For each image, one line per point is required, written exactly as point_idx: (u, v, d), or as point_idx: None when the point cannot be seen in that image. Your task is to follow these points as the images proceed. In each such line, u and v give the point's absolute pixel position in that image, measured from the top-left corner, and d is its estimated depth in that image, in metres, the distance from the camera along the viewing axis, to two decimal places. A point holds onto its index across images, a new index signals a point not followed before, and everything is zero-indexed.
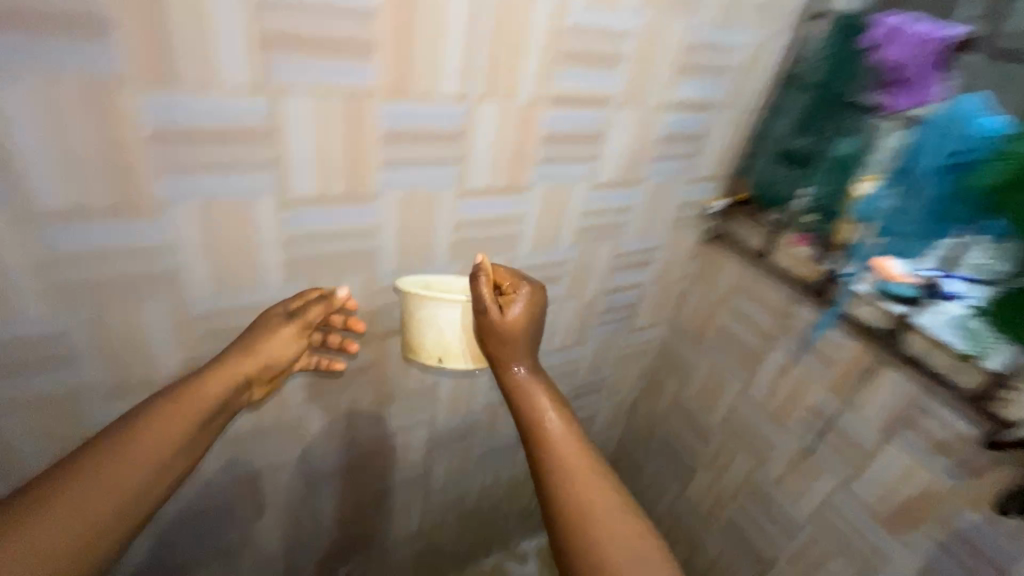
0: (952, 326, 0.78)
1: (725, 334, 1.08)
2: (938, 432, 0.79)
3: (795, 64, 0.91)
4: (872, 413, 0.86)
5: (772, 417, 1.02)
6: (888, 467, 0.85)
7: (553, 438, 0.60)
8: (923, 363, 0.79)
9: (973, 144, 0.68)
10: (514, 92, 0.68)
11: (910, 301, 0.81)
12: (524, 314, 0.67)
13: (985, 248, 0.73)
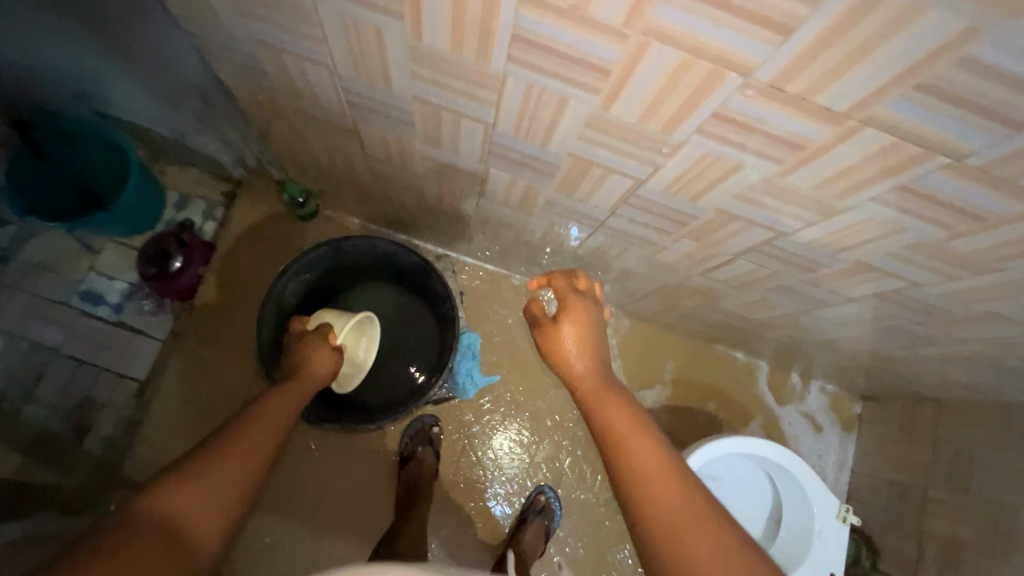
0: (898, 211, 0.62)
1: (758, 257, 0.86)
2: (936, 302, 0.81)
3: None
4: (849, 275, 0.82)
5: (514, 209, 0.99)
6: (767, 281, 0.95)
7: (592, 404, 0.73)
8: (844, 176, 0.58)
9: (595, 71, 0.54)
10: None
11: (664, 147, 0.64)
12: (573, 335, 0.78)
13: (722, 142, 0.59)
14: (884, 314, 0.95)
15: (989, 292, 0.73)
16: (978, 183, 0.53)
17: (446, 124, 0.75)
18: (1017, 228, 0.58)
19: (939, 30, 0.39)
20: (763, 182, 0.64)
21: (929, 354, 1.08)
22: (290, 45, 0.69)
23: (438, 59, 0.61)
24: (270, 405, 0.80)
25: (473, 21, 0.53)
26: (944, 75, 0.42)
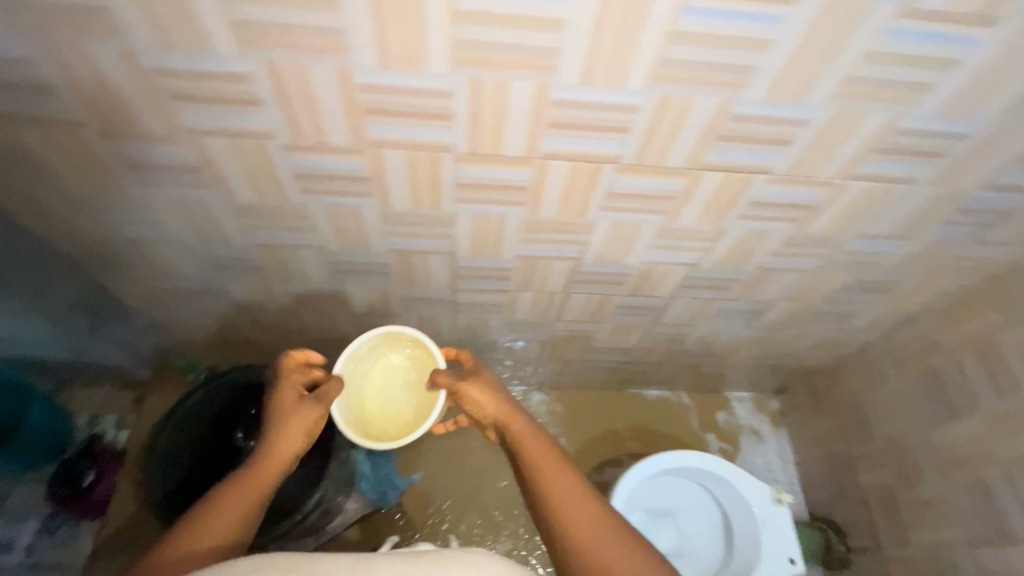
0: (622, 213, 0.82)
1: (579, 288, 1.04)
2: (721, 276, 1.01)
3: None
4: (647, 277, 1.01)
5: (385, 317, 1.14)
6: (605, 307, 1.12)
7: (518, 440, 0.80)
8: (567, 198, 0.78)
9: (360, 181, 0.74)
10: (212, 62, 0.57)
11: (447, 221, 0.83)
12: (489, 395, 0.83)
13: (477, 202, 0.79)
14: (707, 305, 1.13)
15: (740, 253, 0.93)
16: (645, 177, 0.75)
17: (289, 257, 0.92)
18: (699, 197, 0.79)
19: (530, 95, 0.62)
20: (526, 221, 0.84)
21: (772, 329, 1.25)
22: (144, 233, 0.86)
23: (254, 208, 0.80)
24: (264, 451, 0.73)
25: (262, 171, 0.73)
26: (555, 117, 0.65)
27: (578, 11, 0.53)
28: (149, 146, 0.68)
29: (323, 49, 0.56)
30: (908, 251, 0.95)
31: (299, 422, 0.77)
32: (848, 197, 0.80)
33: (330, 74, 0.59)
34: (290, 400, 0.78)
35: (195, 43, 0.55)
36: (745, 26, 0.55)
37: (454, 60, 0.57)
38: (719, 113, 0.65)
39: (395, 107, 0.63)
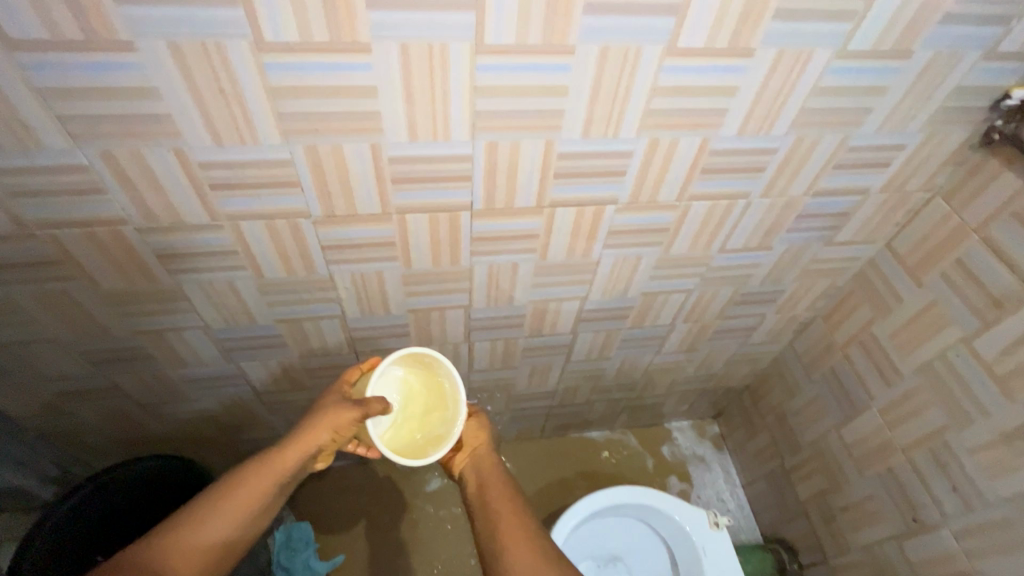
0: (494, 256, 0.86)
1: (481, 336, 1.06)
2: (613, 306, 1.05)
3: (521, 36, 0.57)
4: (543, 316, 1.04)
5: (294, 391, 1.12)
6: (514, 352, 1.14)
7: (504, 530, 0.73)
8: (436, 248, 0.82)
9: (228, 255, 0.76)
10: (49, 158, 0.60)
11: (327, 284, 0.85)
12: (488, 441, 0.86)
13: (349, 262, 0.82)
14: (611, 337, 1.16)
15: (620, 281, 0.99)
16: (502, 220, 0.80)
17: (175, 341, 0.91)
18: (560, 233, 0.85)
19: (368, 157, 0.67)
20: (404, 275, 0.87)
21: (683, 353, 1.29)
22: (15, 336, 0.84)
23: (125, 295, 0.80)
24: (279, 461, 0.72)
25: (124, 257, 0.74)
26: (398, 175, 0.70)
27: (386, 79, 0.59)
28: (0, 246, 0.69)
29: (157, 135, 0.60)
30: (774, 261, 1.03)
31: (331, 441, 0.74)
32: (693, 216, 0.87)
33: (170, 158, 0.62)
34: (332, 405, 0.75)
35: (27, 142, 0.58)
36: (539, 77, 0.62)
37: (284, 131, 0.62)
38: (548, 155, 0.71)
39: (240, 180, 0.66)
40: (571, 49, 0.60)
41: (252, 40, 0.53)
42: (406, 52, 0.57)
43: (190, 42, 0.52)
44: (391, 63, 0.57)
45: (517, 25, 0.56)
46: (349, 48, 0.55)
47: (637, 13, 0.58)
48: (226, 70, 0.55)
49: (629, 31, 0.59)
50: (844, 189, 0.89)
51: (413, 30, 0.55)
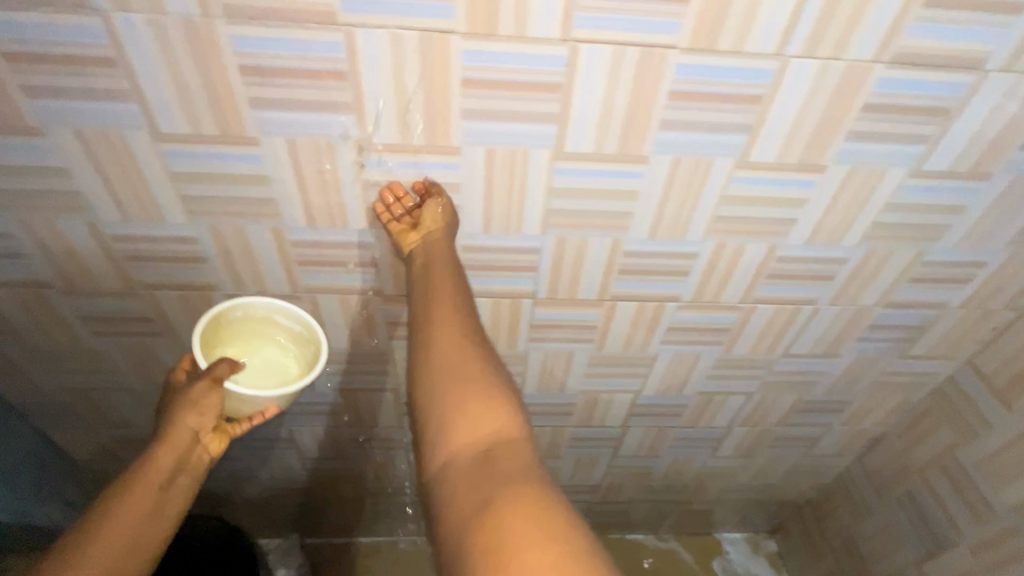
0: (550, 343, 0.87)
1: (528, 421, 1.04)
2: (667, 401, 1.02)
3: (600, 145, 0.61)
4: (593, 406, 1.02)
5: (337, 459, 1.12)
6: (560, 440, 1.11)
7: (450, 368, 0.62)
8: (495, 331, 0.84)
9: None
10: (165, 228, 0.67)
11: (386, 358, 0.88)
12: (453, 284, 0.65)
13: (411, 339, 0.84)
14: (663, 434, 1.11)
15: (677, 377, 0.96)
16: (563, 310, 0.81)
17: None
18: (619, 325, 0.85)
19: None
20: None
21: (739, 458, 1.21)
22: (96, 384, 0.89)
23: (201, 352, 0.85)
24: (144, 469, 0.65)
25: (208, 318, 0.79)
26: (469, 262, 0.73)
27: (470, 177, 0.63)
28: (105, 303, 0.76)
29: (260, 215, 0.66)
30: (841, 369, 0.98)
31: (197, 420, 0.66)
32: (758, 318, 0.86)
33: (267, 235, 0.68)
34: (192, 397, 0.66)
35: (150, 214, 0.65)
36: (613, 182, 0.65)
37: (370, 217, 0.67)
38: (614, 252, 0.73)
39: (324, 257, 0.71)
40: (645, 158, 0.63)
41: (356, 140, 0.59)
42: (491, 155, 0.62)
43: (304, 139, 0.59)
44: (477, 165, 0.62)
45: (597, 137, 0.60)
46: (440, 150, 0.61)
47: (712, 130, 0.61)
48: (330, 163, 0.61)
49: (703, 145, 0.62)
50: (920, 301, 0.86)
51: (500, 137, 0.60)
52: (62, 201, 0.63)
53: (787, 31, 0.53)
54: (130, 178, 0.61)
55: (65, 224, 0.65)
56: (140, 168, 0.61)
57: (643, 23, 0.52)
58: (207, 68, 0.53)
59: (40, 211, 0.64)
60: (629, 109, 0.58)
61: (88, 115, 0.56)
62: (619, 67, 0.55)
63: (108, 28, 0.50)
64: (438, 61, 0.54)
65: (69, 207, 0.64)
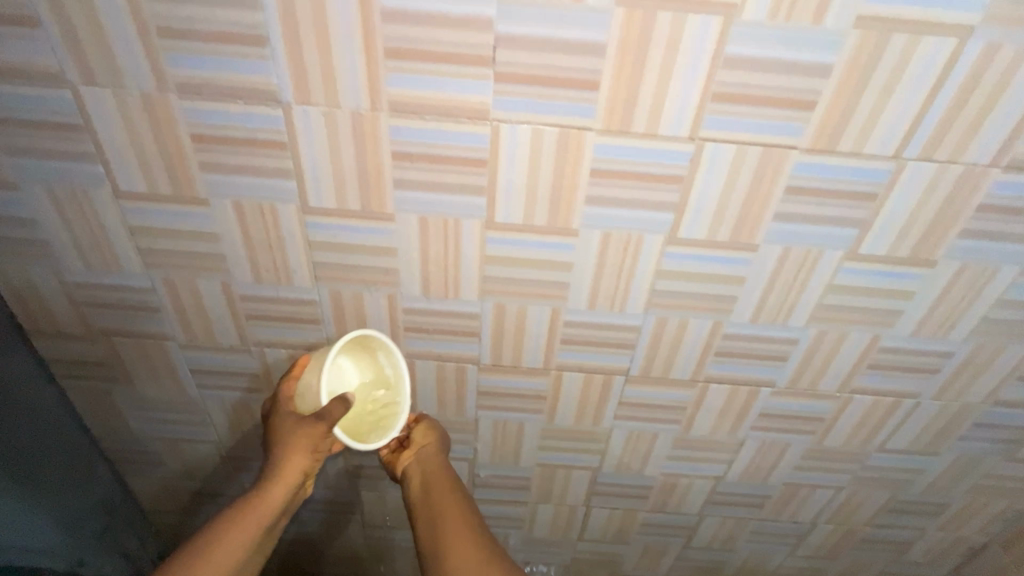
0: (637, 422, 0.85)
1: (600, 502, 1.00)
2: (749, 491, 0.97)
3: (713, 233, 0.64)
4: (670, 490, 0.98)
5: (398, 530, 1.09)
6: (630, 526, 1.05)
7: (445, 530, 0.68)
8: (582, 406, 0.83)
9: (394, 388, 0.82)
10: (292, 292, 0.71)
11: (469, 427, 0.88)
12: (435, 466, 0.77)
13: (498, 410, 0.84)
14: (741, 527, 1.05)
15: (763, 466, 0.92)
16: (653, 390, 0.81)
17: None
18: (708, 409, 0.83)
19: (547, 318, 0.73)
20: (544, 429, 0.87)
21: (820, 561, 1.12)
22: (186, 435, 0.92)
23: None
24: (264, 496, 0.65)
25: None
26: (569, 336, 0.75)
27: (584, 257, 0.66)
28: (218, 357, 0.79)
29: (380, 282, 0.70)
30: (940, 470, 0.92)
31: (313, 458, 0.67)
32: (854, 410, 0.83)
33: (382, 301, 0.72)
34: (303, 430, 0.66)
35: (281, 278, 0.70)
36: (722, 266, 0.67)
37: (482, 290, 0.70)
38: (713, 334, 0.74)
39: (431, 325, 0.74)
40: (755, 246, 0.65)
41: (484, 219, 0.64)
42: (607, 238, 0.65)
43: (435, 217, 0.64)
44: (591, 247, 0.65)
45: (711, 224, 0.63)
46: (560, 232, 0.64)
47: (824, 223, 0.63)
48: (455, 239, 0.65)
49: (814, 237, 0.64)
50: None
51: (618, 222, 0.63)
52: (205, 261, 0.69)
53: (906, 136, 0.56)
54: (271, 245, 0.67)
55: (202, 282, 0.71)
56: (283, 236, 0.66)
57: (769, 125, 0.55)
58: (365, 152, 0.59)
59: (185, 269, 0.70)
60: (746, 201, 0.61)
61: (251, 189, 0.62)
62: (741, 163, 0.58)
63: (287, 117, 0.57)
64: (572, 154, 0.58)
65: (211, 268, 0.69)
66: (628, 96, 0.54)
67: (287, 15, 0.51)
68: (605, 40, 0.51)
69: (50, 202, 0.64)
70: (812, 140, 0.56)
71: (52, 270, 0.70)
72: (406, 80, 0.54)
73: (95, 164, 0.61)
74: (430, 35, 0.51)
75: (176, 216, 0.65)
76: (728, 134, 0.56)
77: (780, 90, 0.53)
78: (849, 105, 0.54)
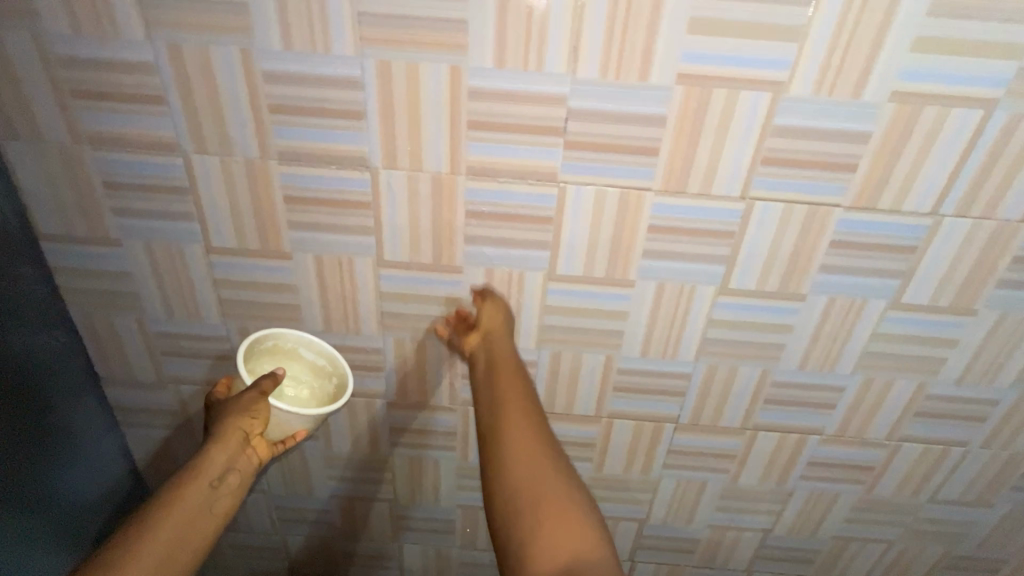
0: (687, 471, 0.86)
1: (646, 557, 0.98)
2: (799, 545, 0.95)
3: (762, 282, 0.68)
4: (718, 544, 0.96)
5: None
6: None
7: (508, 404, 0.64)
8: (632, 454, 0.84)
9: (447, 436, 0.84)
10: (359, 340, 0.75)
11: None
12: (513, 381, 0.66)
13: None
14: None
15: (813, 517, 0.91)
16: (703, 437, 0.82)
17: (357, 510, 0.94)
18: (757, 457, 0.84)
19: (601, 365, 0.75)
20: (593, 478, 0.88)
21: None
22: None
23: (345, 458, 0.88)
24: (201, 463, 0.61)
25: (363, 423, 0.84)
26: (621, 383, 0.77)
27: (639, 306, 0.70)
28: None
29: (443, 330, 0.73)
30: (994, 522, 0.91)
31: (251, 419, 0.63)
32: (903, 458, 0.83)
33: (442, 348, 0.75)
34: (244, 398, 0.64)
35: (350, 326, 0.74)
36: (771, 314, 0.70)
37: (540, 338, 0.73)
38: (763, 381, 0.76)
39: None
40: (803, 296, 0.68)
41: (546, 271, 0.68)
42: (661, 288, 0.69)
43: (501, 269, 0.68)
44: (647, 296, 0.69)
45: (761, 274, 0.67)
46: (617, 282, 0.68)
47: (868, 274, 0.67)
48: (518, 289, 0.70)
49: (859, 287, 0.68)
50: None
51: (672, 274, 0.67)
52: (280, 311, 0.73)
53: (942, 194, 0.61)
54: (345, 294, 0.71)
55: (275, 330, 0.75)
56: (356, 287, 0.71)
57: (815, 184, 0.61)
58: (441, 210, 0.65)
59: (260, 318, 0.74)
60: (793, 254, 0.65)
61: (333, 243, 0.67)
62: (788, 219, 0.63)
63: (374, 180, 0.63)
64: (631, 210, 0.63)
65: (285, 317, 0.74)
66: (685, 159, 0.60)
67: (384, 94, 0.58)
68: (665, 113, 0.57)
69: (145, 256, 0.70)
70: (854, 198, 0.61)
71: (136, 318, 0.75)
72: (485, 148, 0.60)
73: (193, 223, 0.67)
74: (510, 109, 0.58)
75: (260, 268, 0.70)
76: (776, 193, 0.61)
77: (824, 154, 0.59)
78: (887, 167, 0.59)
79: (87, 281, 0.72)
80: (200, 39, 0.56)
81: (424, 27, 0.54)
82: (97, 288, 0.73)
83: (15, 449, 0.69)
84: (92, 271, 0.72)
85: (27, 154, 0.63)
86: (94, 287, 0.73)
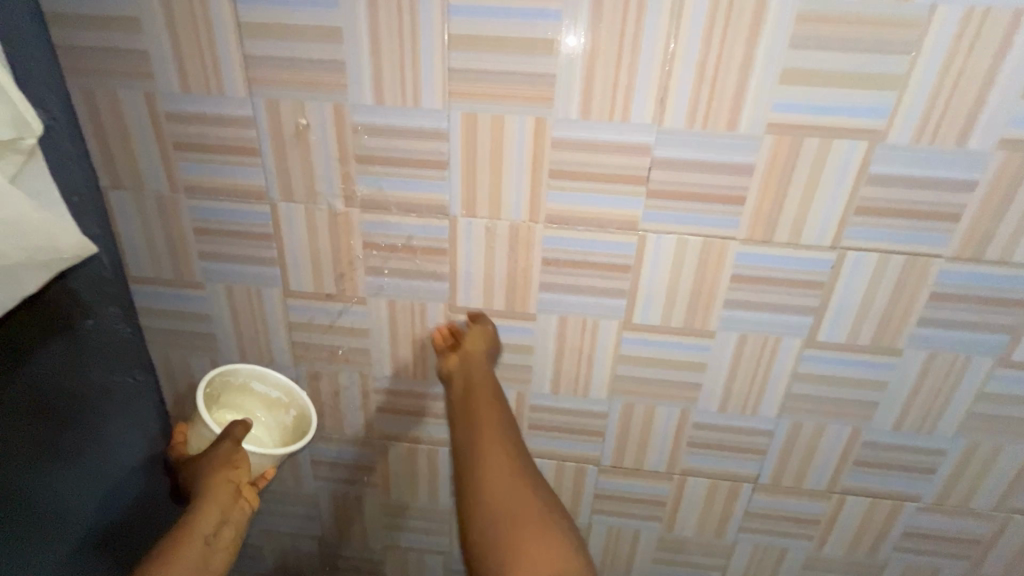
0: (765, 536, 0.79)
1: None
2: None
3: (852, 335, 0.64)
4: None
5: None
6: None
7: (492, 459, 0.63)
8: (705, 515, 0.79)
9: None
10: (425, 386, 0.74)
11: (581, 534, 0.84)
12: (493, 392, 0.67)
13: (615, 516, 0.81)
14: None
15: None
16: (784, 500, 0.76)
17: (411, 562, 0.91)
18: (844, 524, 0.77)
19: (675, 419, 0.72)
20: (660, 539, 0.82)
21: None
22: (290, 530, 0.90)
23: (402, 507, 0.85)
24: (200, 520, 0.56)
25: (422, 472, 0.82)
26: (696, 438, 0.73)
27: (718, 359, 0.67)
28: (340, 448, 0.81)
29: (511, 378, 0.72)
30: None
31: (232, 476, 0.59)
32: (1013, 533, 0.75)
33: (509, 397, 0.73)
34: (216, 455, 0.60)
35: (417, 372, 0.73)
36: (862, 370, 0.66)
37: (611, 389, 0.71)
38: (851, 441, 0.70)
39: (556, 424, 0.74)
40: (898, 351, 0.64)
41: (622, 320, 0.66)
42: (743, 340, 0.65)
43: (575, 317, 0.67)
44: (727, 348, 0.66)
45: (852, 327, 0.63)
46: (696, 332, 0.66)
47: (972, 329, 0.62)
48: (590, 338, 0.68)
49: (962, 344, 0.63)
50: None
51: (755, 325, 0.64)
52: (350, 355, 0.73)
53: None
54: (414, 340, 0.71)
55: (343, 374, 0.75)
56: (426, 332, 0.70)
57: (913, 235, 0.58)
58: (516, 258, 0.64)
59: (329, 362, 0.74)
60: (888, 307, 0.62)
61: (407, 289, 0.68)
62: (883, 270, 0.60)
63: (452, 228, 0.63)
64: (713, 259, 0.61)
65: (354, 361, 0.74)
66: (772, 209, 0.58)
67: (468, 144, 0.59)
68: (754, 162, 0.56)
69: (226, 298, 0.72)
70: (958, 250, 0.58)
71: (210, 359, 0.77)
72: (565, 196, 0.60)
73: (273, 267, 0.69)
74: (593, 159, 0.58)
75: (334, 312, 0.70)
76: (871, 243, 0.58)
77: (925, 203, 0.56)
78: (995, 217, 0.56)
79: (168, 320, 0.74)
80: (298, 94, 0.59)
81: (511, 81, 0.55)
82: (176, 328, 0.75)
83: (84, 491, 0.69)
84: (174, 312, 0.74)
85: (127, 201, 0.67)
86: (173, 327, 0.75)
